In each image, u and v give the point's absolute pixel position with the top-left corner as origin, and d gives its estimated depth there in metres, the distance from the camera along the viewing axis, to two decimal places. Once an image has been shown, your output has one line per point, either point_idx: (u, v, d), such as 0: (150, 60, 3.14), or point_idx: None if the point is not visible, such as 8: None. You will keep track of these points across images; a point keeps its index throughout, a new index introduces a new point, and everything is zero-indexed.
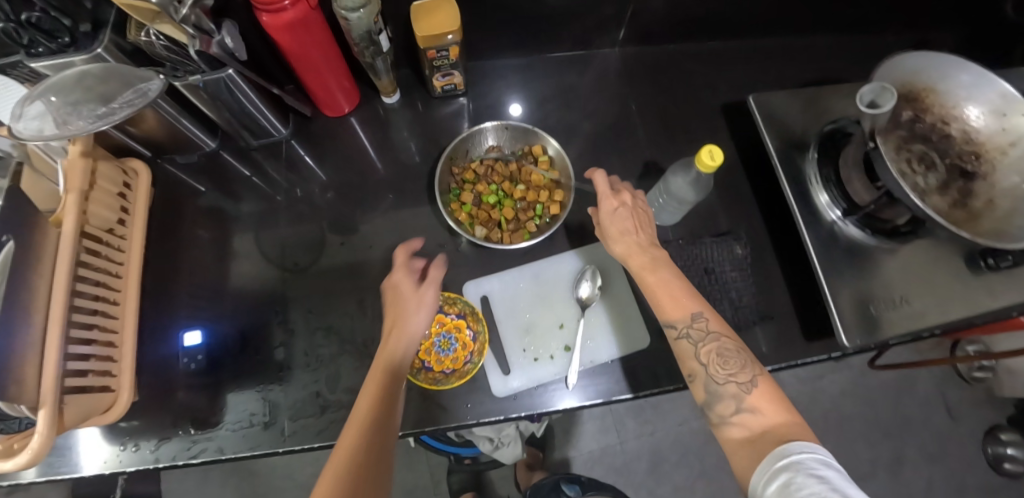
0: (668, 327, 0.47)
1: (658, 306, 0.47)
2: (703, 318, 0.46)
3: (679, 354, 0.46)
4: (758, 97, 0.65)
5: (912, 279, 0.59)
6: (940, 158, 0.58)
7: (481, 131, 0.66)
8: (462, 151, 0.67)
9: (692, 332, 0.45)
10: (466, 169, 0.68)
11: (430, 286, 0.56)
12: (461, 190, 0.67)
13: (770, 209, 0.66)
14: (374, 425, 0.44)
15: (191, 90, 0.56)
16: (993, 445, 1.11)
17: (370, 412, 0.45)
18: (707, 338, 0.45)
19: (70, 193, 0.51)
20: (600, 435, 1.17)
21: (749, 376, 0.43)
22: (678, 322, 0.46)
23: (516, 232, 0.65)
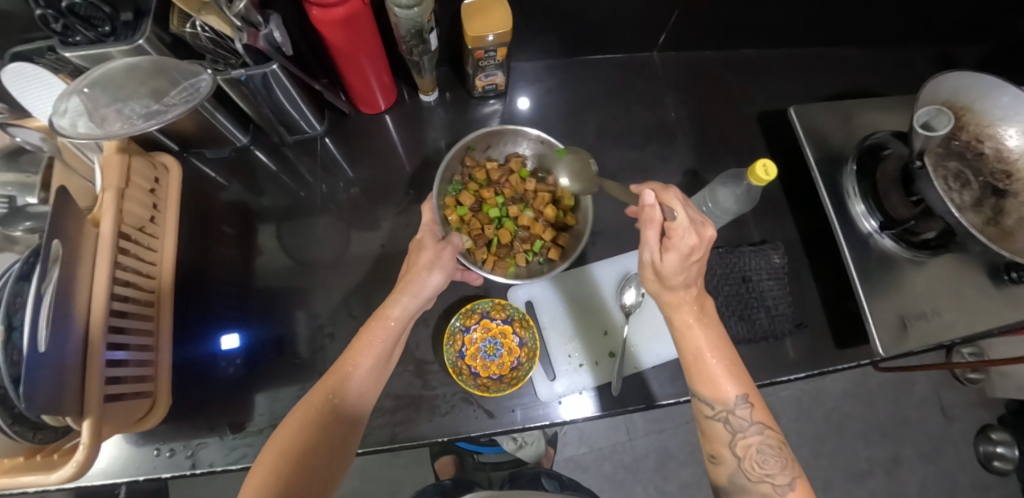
0: (705, 405, 0.46)
1: (693, 381, 0.46)
2: (745, 404, 0.44)
3: (711, 437, 0.45)
4: (799, 109, 0.66)
5: (942, 292, 0.60)
6: (975, 176, 0.60)
7: (516, 133, 0.63)
8: (481, 144, 0.64)
9: (730, 419, 0.44)
10: (479, 165, 0.65)
11: (409, 297, 0.51)
12: (464, 188, 0.64)
13: (805, 220, 0.67)
14: (299, 455, 0.43)
15: (232, 86, 0.53)
16: (984, 444, 1.17)
17: (298, 438, 0.43)
18: (746, 430, 0.44)
19: (107, 191, 0.49)
20: (610, 432, 1.17)
21: (787, 479, 0.42)
22: (717, 405, 0.45)
23: (502, 260, 0.62)
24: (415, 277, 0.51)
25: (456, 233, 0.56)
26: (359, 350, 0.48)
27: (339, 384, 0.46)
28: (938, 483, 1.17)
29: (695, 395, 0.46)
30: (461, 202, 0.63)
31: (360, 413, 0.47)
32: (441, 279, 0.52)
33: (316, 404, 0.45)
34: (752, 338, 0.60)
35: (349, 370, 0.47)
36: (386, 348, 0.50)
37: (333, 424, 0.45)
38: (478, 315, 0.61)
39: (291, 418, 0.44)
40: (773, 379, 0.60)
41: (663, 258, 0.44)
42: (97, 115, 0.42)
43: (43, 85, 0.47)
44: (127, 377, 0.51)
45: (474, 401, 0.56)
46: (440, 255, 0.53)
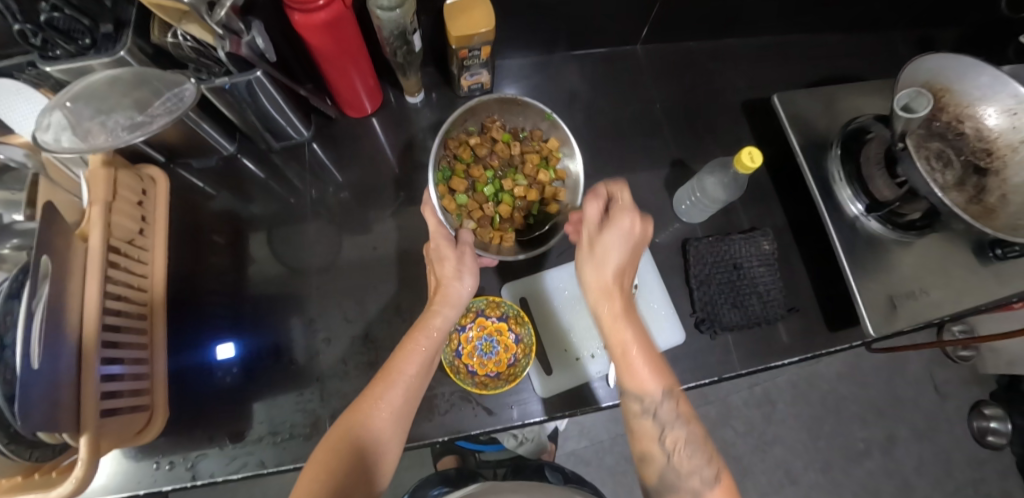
0: (635, 400, 0.46)
1: (620, 378, 0.47)
2: (672, 398, 0.45)
3: (641, 432, 0.45)
4: (783, 96, 0.66)
5: (929, 271, 0.61)
6: (957, 155, 0.61)
7: (483, 104, 0.62)
8: (459, 123, 0.63)
9: (657, 413, 0.45)
10: (461, 144, 0.64)
11: (449, 308, 0.53)
12: (452, 171, 0.63)
13: (793, 205, 0.68)
14: (349, 455, 0.43)
15: (216, 94, 0.52)
16: (978, 420, 1.19)
17: (349, 440, 0.44)
18: (674, 422, 0.44)
19: (94, 205, 0.49)
20: (610, 424, 1.17)
21: (714, 472, 0.42)
22: (648, 398, 0.45)
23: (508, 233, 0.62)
24: (446, 288, 0.54)
25: (467, 231, 0.58)
26: (404, 356, 0.50)
27: (386, 390, 0.47)
28: (935, 460, 1.19)
29: (623, 390, 0.47)
30: (455, 188, 0.62)
31: (405, 420, 0.48)
32: (471, 282, 0.55)
33: (364, 407, 0.46)
34: (745, 324, 0.61)
35: (396, 375, 0.48)
36: (429, 355, 0.51)
37: (381, 427, 0.46)
38: (475, 314, 0.61)
39: (340, 422, 0.45)
40: (767, 364, 0.61)
41: (599, 234, 0.50)
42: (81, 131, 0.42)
43: (24, 100, 0.47)
44: (122, 391, 0.51)
45: (473, 399, 0.56)
46: (464, 260, 0.55)
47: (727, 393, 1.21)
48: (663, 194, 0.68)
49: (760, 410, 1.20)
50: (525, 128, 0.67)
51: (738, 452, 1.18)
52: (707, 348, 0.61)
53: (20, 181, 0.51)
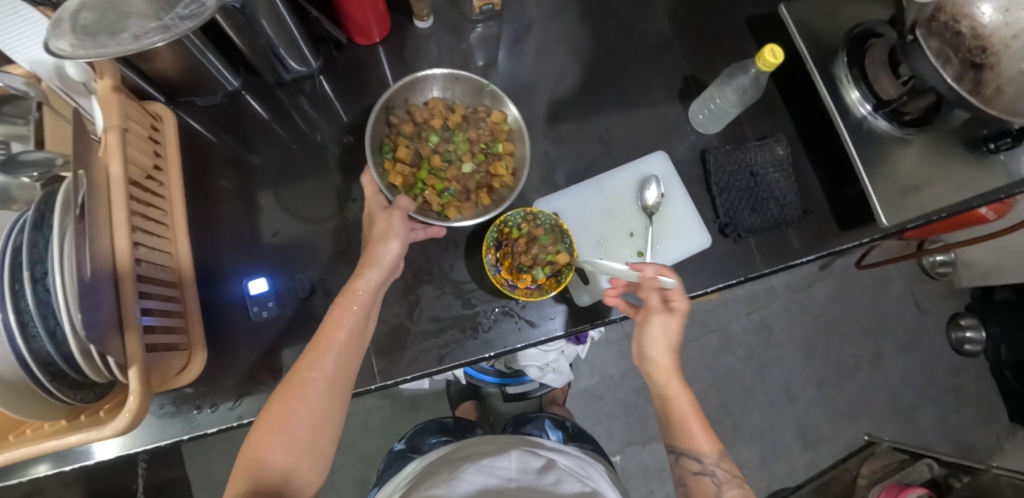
0: (693, 458, 0.50)
1: (676, 436, 0.52)
2: (729, 459, 0.49)
3: (699, 489, 0.48)
4: (790, 5, 0.67)
5: (931, 168, 0.65)
6: (955, 53, 0.63)
7: (426, 78, 0.61)
8: (401, 98, 0.62)
9: (716, 472, 0.49)
10: (403, 119, 0.62)
11: (374, 269, 0.51)
12: (394, 145, 0.61)
13: (803, 113, 0.70)
14: (273, 429, 0.44)
15: (227, 14, 0.50)
16: (955, 332, 1.29)
17: (277, 415, 0.44)
18: (728, 481, 0.48)
19: (110, 132, 0.46)
20: (620, 360, 1.19)
21: None
22: (705, 457, 0.49)
23: (463, 204, 0.60)
24: (374, 250, 0.52)
25: (403, 197, 0.54)
26: (332, 323, 0.49)
27: (315, 361, 0.47)
28: (917, 370, 1.29)
29: (677, 450, 0.51)
30: (400, 161, 0.60)
31: (342, 387, 0.49)
32: (398, 246, 0.52)
33: (297, 381, 0.46)
34: (765, 227, 0.63)
35: (324, 344, 0.48)
36: (361, 320, 0.51)
37: (311, 396, 0.46)
38: (511, 228, 0.59)
39: (272, 398, 0.46)
40: (788, 263, 0.64)
41: (665, 323, 0.52)
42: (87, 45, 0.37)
43: (20, 20, 0.43)
44: (156, 329, 0.49)
45: (515, 314, 0.58)
46: (391, 223, 0.52)
47: (727, 322, 1.27)
48: (678, 110, 0.69)
49: (759, 336, 1.27)
50: (470, 103, 0.65)
51: (739, 377, 1.25)
52: (729, 254, 0.64)
53: (24, 112, 0.47)
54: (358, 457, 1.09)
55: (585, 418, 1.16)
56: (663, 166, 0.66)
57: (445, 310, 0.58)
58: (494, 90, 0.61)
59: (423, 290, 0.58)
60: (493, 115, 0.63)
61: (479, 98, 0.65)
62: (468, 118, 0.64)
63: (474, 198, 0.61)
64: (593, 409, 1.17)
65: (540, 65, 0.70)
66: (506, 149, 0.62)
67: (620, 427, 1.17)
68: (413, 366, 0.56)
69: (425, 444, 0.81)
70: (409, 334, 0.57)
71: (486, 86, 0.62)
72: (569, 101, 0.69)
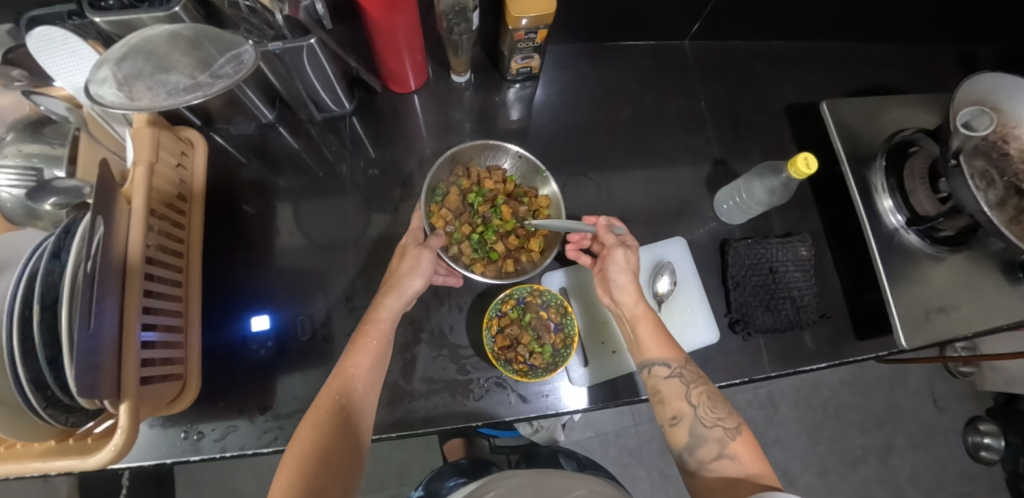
0: (662, 366, 0.50)
1: (648, 346, 0.51)
2: (691, 362, 0.51)
3: (672, 393, 0.49)
4: (832, 104, 0.66)
5: (962, 288, 0.61)
6: (1000, 176, 0.60)
7: (497, 147, 0.62)
8: (468, 156, 0.62)
9: (683, 373, 0.50)
10: (462, 173, 0.62)
11: (394, 298, 0.52)
12: (446, 192, 0.61)
13: (832, 214, 0.68)
14: (312, 456, 0.44)
15: (267, 58, 0.50)
16: (973, 436, 1.22)
17: (314, 441, 0.44)
18: (696, 379, 0.50)
19: (139, 165, 0.48)
20: (616, 416, 1.17)
21: (734, 423, 0.47)
22: (672, 362, 0.51)
23: (490, 266, 0.59)
24: (398, 281, 0.52)
25: (438, 237, 0.55)
26: (355, 351, 0.49)
27: (343, 388, 0.48)
28: (927, 471, 1.22)
29: (649, 362, 0.51)
30: (447, 206, 0.60)
31: (370, 412, 0.49)
32: (421, 284, 0.52)
33: (327, 406, 0.46)
34: (779, 329, 0.61)
35: (350, 371, 0.48)
36: (383, 348, 0.51)
37: (341, 423, 0.46)
38: (516, 302, 0.59)
39: (305, 423, 0.46)
40: (798, 368, 0.62)
41: (629, 252, 0.55)
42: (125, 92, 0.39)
43: (72, 53, 0.45)
44: (156, 360, 0.49)
45: (508, 386, 0.57)
46: (419, 260, 0.53)
47: (731, 393, 1.23)
48: (703, 193, 0.68)
49: (763, 412, 1.22)
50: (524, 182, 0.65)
51: None
52: (738, 350, 0.62)
53: (62, 135, 0.49)
54: None
55: None
56: (680, 253, 0.64)
57: (440, 372, 0.57)
58: (549, 178, 0.61)
59: (420, 348, 0.58)
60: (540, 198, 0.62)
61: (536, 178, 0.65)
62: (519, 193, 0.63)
63: (501, 266, 0.59)
64: None
65: (570, 131, 0.70)
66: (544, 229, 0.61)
67: None
68: (399, 426, 0.55)
69: (443, 488, 0.76)
70: (400, 391, 0.56)
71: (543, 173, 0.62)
72: (593, 172, 0.68)
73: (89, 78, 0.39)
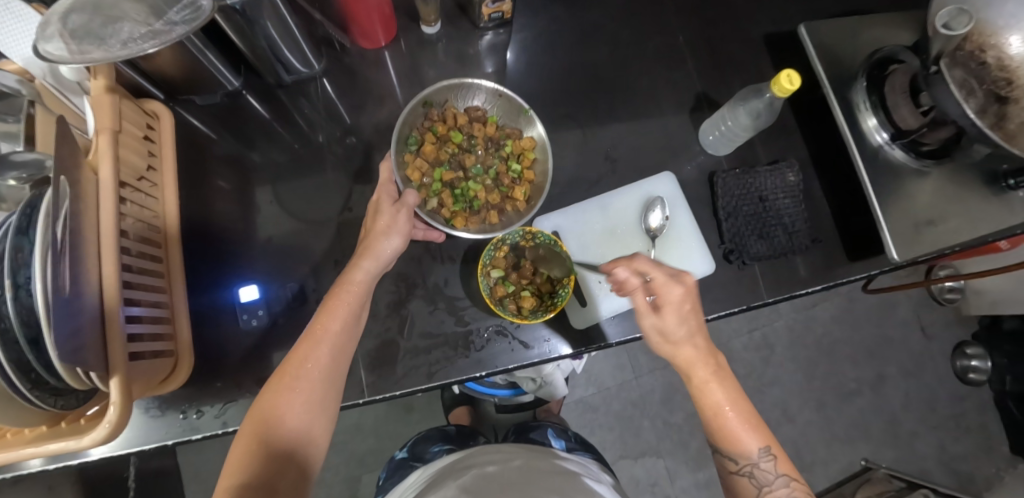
0: (731, 460, 0.48)
1: (717, 441, 0.48)
2: (771, 457, 0.47)
3: (738, 488, 0.48)
4: (809, 26, 0.65)
5: (946, 201, 0.62)
6: (979, 85, 0.61)
7: (471, 86, 0.60)
8: (440, 97, 0.60)
9: (754, 473, 0.47)
10: (438, 116, 0.61)
11: (370, 261, 0.50)
12: (421, 140, 0.60)
13: (817, 139, 0.68)
14: (266, 416, 0.43)
15: (226, 15, 0.48)
16: (960, 360, 1.27)
17: (270, 403, 0.44)
18: (772, 483, 0.46)
19: (101, 134, 0.45)
20: (617, 371, 1.18)
21: None
22: (742, 459, 0.48)
23: (473, 217, 0.59)
24: (374, 242, 0.50)
25: (412, 191, 0.53)
26: (326, 313, 0.48)
27: (309, 351, 0.46)
28: (919, 397, 1.26)
29: (718, 451, 0.49)
30: (422, 157, 0.59)
31: (336, 380, 0.48)
32: (399, 242, 0.51)
33: (291, 370, 0.45)
34: (772, 255, 0.61)
35: (316, 336, 0.47)
36: (354, 311, 0.49)
37: (302, 387, 0.45)
38: (509, 247, 0.58)
39: (267, 390, 0.45)
40: (791, 293, 0.62)
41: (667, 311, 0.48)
42: (75, 48, 0.37)
43: (15, 17, 0.43)
44: (144, 336, 0.48)
45: (509, 334, 0.57)
46: (397, 217, 0.51)
47: (728, 338, 1.25)
48: (688, 129, 0.67)
49: (759, 355, 1.25)
50: (505, 122, 0.64)
51: None
52: (732, 280, 0.62)
53: (15, 110, 0.46)
54: (348, 456, 1.08)
55: (579, 429, 1.15)
56: (670, 189, 0.64)
57: (438, 326, 0.57)
58: (532, 115, 0.60)
59: (416, 305, 0.57)
60: (523, 141, 0.61)
61: (513, 120, 0.63)
62: (499, 136, 0.62)
63: (485, 216, 0.59)
64: (587, 420, 1.16)
65: (548, 76, 0.68)
66: (525, 176, 0.61)
67: (613, 440, 1.16)
68: (401, 382, 0.55)
69: (428, 452, 0.77)
70: (398, 350, 0.56)
71: (527, 111, 0.60)
72: (576, 117, 0.67)
73: (34, 36, 0.36)
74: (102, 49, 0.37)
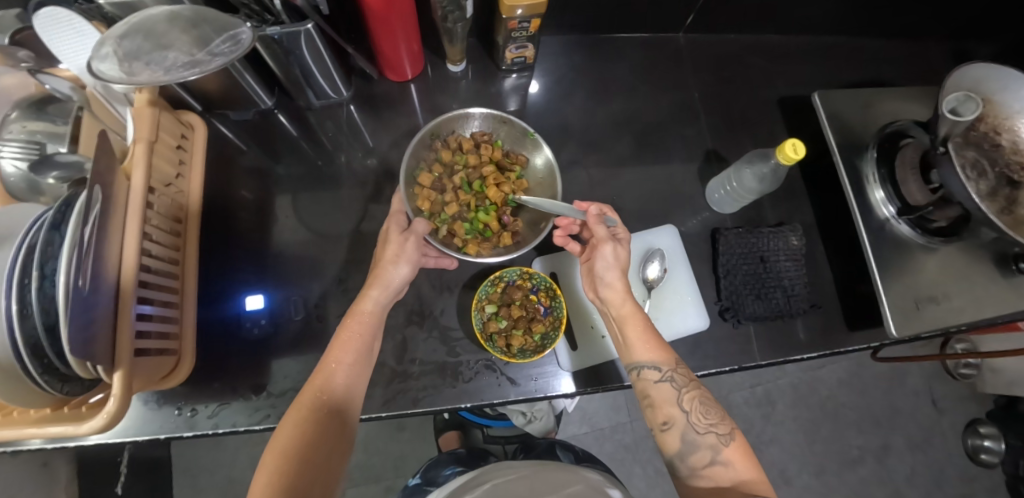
0: (653, 369, 0.50)
1: (638, 349, 0.51)
2: (683, 365, 0.51)
3: (663, 398, 0.48)
4: (823, 95, 0.66)
5: (952, 279, 0.61)
6: (991, 166, 0.61)
7: (475, 114, 0.63)
8: (446, 128, 0.63)
9: (674, 377, 0.49)
10: (446, 147, 0.64)
11: (379, 290, 0.52)
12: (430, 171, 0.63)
13: (824, 205, 0.68)
14: (298, 452, 0.44)
15: (266, 43, 0.51)
16: (972, 438, 1.21)
17: (293, 432, 0.45)
18: (688, 384, 0.49)
19: (138, 143, 0.49)
20: (611, 412, 1.17)
21: (727, 428, 0.47)
22: (663, 365, 0.50)
23: (486, 242, 0.60)
24: (383, 271, 0.52)
25: (421, 220, 0.55)
26: (340, 345, 0.50)
27: (324, 382, 0.48)
28: (926, 474, 1.21)
29: (638, 364, 0.50)
30: (432, 189, 0.62)
31: (353, 409, 0.49)
32: (407, 271, 0.53)
33: (306, 401, 0.47)
34: (768, 316, 0.61)
35: (332, 366, 0.48)
36: (366, 341, 0.51)
37: (327, 419, 0.47)
38: (505, 284, 0.60)
39: (286, 421, 0.45)
40: (787, 357, 0.62)
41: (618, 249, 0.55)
42: (125, 67, 0.41)
43: (77, 33, 0.47)
44: (152, 334, 0.50)
45: (497, 369, 0.58)
46: (404, 248, 0.53)
47: (729, 391, 1.22)
48: (696, 184, 0.68)
49: (759, 411, 1.22)
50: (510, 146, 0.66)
51: None
52: (727, 338, 0.62)
53: (65, 114, 0.51)
54: None
55: None
56: (670, 241, 0.65)
57: (430, 352, 0.58)
58: (536, 139, 0.62)
59: (411, 330, 0.59)
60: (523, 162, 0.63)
61: (519, 145, 0.65)
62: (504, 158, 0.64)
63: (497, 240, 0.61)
64: None
65: (564, 120, 0.71)
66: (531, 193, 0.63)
67: None
68: (388, 405, 0.56)
69: (442, 477, 0.76)
70: (390, 373, 0.57)
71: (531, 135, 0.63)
72: (586, 163, 0.69)
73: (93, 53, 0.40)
74: (150, 70, 0.41)
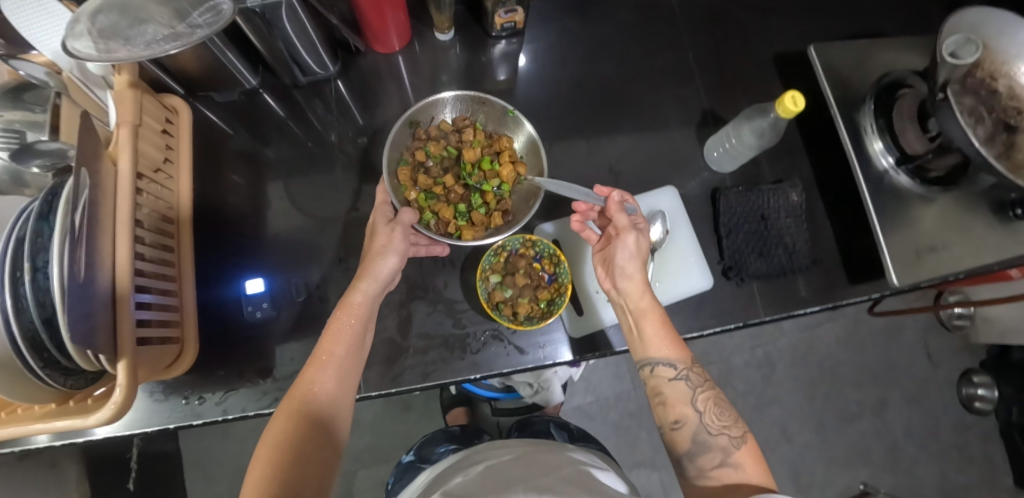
0: (670, 366, 0.50)
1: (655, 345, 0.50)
2: (698, 365, 0.51)
3: (677, 396, 0.49)
4: (819, 47, 0.65)
5: (950, 228, 0.62)
6: (988, 112, 0.60)
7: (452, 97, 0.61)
8: (424, 114, 0.61)
9: (689, 376, 0.50)
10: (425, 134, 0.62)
11: (369, 282, 0.51)
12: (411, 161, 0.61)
13: (823, 160, 0.68)
14: (291, 448, 0.43)
15: (247, 16, 0.49)
16: (966, 387, 1.24)
17: (285, 430, 0.44)
18: (703, 384, 0.50)
19: (121, 127, 0.47)
20: (616, 381, 1.18)
21: (739, 432, 0.47)
22: (680, 363, 0.50)
23: (477, 226, 0.59)
24: (370, 262, 0.52)
25: (408, 210, 0.53)
26: (331, 338, 0.49)
27: (316, 377, 0.48)
28: (922, 424, 1.24)
29: (652, 360, 0.50)
30: (415, 179, 0.60)
31: (343, 403, 0.49)
32: (395, 261, 0.52)
33: (300, 396, 0.47)
34: (769, 273, 0.62)
35: (324, 359, 0.48)
36: (358, 334, 0.51)
37: (319, 414, 0.46)
38: (508, 253, 0.60)
39: (278, 415, 0.45)
40: (789, 312, 0.62)
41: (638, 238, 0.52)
42: (101, 44, 0.39)
43: (47, 13, 0.45)
44: (151, 323, 0.49)
45: (504, 338, 0.58)
46: (392, 238, 0.52)
47: (729, 355, 1.24)
48: (693, 146, 0.68)
49: (760, 372, 1.24)
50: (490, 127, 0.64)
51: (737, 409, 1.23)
52: (729, 298, 0.62)
53: (43, 100, 0.50)
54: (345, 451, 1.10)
55: None
56: (671, 202, 0.65)
57: (436, 327, 0.58)
58: (517, 115, 0.61)
59: (416, 305, 0.59)
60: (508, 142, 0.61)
61: (500, 124, 0.64)
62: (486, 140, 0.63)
63: (487, 224, 0.59)
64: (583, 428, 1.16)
65: (557, 87, 0.69)
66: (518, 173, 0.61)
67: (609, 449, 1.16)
68: (397, 381, 0.56)
69: (435, 454, 0.77)
70: (397, 349, 0.57)
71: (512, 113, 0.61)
72: (582, 130, 0.68)
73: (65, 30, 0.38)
74: (127, 47, 0.39)
